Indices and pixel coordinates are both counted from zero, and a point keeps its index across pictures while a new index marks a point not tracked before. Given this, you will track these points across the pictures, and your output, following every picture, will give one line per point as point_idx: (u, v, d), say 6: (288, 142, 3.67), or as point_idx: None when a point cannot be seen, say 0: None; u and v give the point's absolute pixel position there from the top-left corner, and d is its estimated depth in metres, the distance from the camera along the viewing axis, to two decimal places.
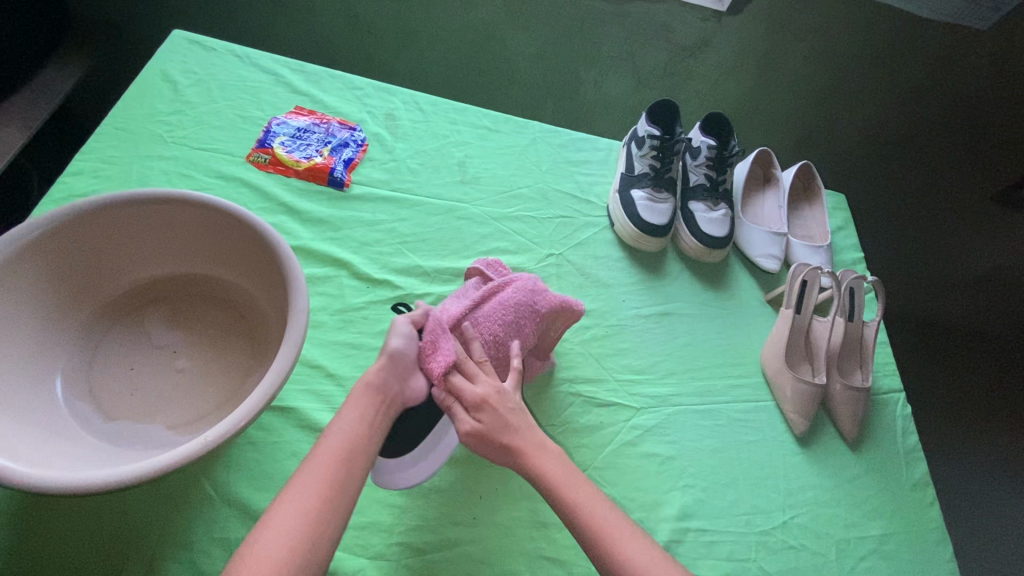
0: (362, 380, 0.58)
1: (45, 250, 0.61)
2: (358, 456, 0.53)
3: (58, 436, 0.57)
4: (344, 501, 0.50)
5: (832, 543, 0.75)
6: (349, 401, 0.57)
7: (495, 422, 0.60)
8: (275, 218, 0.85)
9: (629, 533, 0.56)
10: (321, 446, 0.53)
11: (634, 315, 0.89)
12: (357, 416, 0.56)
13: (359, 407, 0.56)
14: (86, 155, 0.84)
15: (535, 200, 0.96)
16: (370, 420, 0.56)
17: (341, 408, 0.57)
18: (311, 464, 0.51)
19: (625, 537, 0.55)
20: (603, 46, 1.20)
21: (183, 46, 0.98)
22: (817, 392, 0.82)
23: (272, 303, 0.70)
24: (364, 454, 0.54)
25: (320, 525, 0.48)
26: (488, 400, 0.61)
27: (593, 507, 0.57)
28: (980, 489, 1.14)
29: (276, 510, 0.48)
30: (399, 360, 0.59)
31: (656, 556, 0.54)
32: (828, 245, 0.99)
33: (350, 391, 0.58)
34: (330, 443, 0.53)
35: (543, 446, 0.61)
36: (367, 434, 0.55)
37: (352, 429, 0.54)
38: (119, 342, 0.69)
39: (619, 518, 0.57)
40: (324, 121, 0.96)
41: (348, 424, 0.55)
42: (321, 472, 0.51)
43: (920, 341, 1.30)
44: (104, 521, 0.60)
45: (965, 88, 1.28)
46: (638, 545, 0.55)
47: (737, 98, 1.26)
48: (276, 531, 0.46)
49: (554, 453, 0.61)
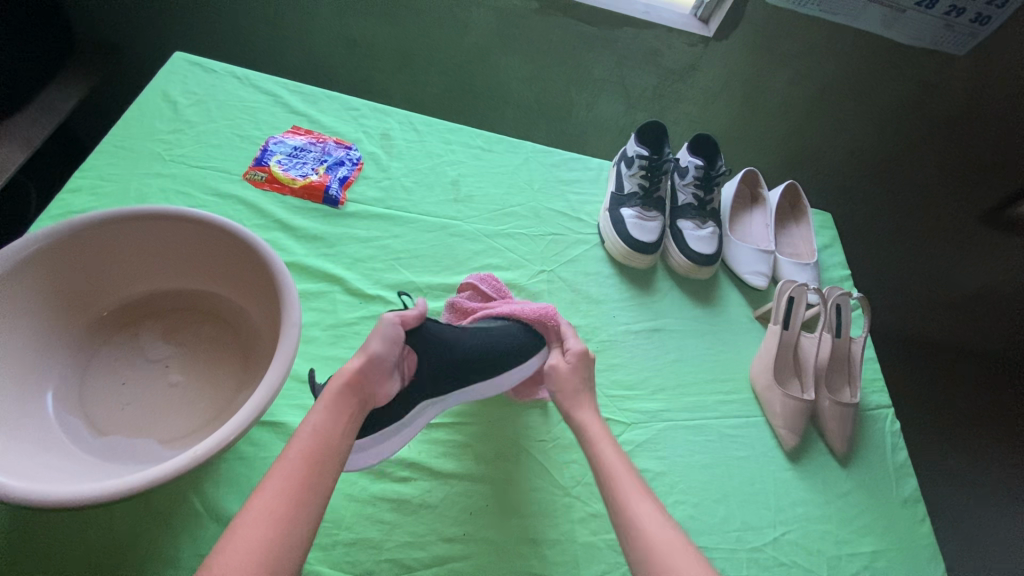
0: (335, 379, 0.60)
1: (41, 264, 0.62)
2: (329, 459, 0.54)
3: (49, 450, 0.57)
4: (314, 506, 0.51)
5: (823, 561, 0.74)
6: (324, 399, 0.59)
7: (581, 372, 0.71)
8: (270, 235, 0.86)
9: (637, 490, 0.59)
10: (295, 442, 0.55)
11: (624, 331, 0.90)
12: (327, 418, 0.57)
13: (330, 407, 0.58)
14: (84, 172, 0.85)
15: (527, 218, 0.98)
16: (340, 422, 0.57)
17: (312, 410, 0.58)
18: (283, 467, 0.52)
19: (634, 493, 0.58)
20: (593, 71, 1.21)
21: (184, 68, 1.01)
22: (806, 409, 0.83)
23: (266, 319, 0.71)
24: (334, 459, 0.55)
25: (291, 524, 0.48)
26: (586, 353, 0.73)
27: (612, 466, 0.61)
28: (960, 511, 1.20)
29: (248, 513, 0.48)
30: (378, 363, 0.62)
31: (659, 516, 0.56)
32: (815, 262, 1.00)
33: (324, 390, 0.60)
34: (301, 446, 0.54)
35: (590, 403, 0.70)
36: (338, 437, 0.56)
37: (323, 432, 0.56)
38: (112, 357, 0.69)
39: (632, 475, 0.61)
40: (320, 140, 0.98)
41: (320, 426, 0.56)
42: (295, 475, 0.51)
43: (905, 356, 1.42)
44: (90, 537, 0.60)
45: (944, 109, 1.24)
46: (643, 499, 0.58)
47: (726, 119, 1.28)
48: (248, 532, 0.47)
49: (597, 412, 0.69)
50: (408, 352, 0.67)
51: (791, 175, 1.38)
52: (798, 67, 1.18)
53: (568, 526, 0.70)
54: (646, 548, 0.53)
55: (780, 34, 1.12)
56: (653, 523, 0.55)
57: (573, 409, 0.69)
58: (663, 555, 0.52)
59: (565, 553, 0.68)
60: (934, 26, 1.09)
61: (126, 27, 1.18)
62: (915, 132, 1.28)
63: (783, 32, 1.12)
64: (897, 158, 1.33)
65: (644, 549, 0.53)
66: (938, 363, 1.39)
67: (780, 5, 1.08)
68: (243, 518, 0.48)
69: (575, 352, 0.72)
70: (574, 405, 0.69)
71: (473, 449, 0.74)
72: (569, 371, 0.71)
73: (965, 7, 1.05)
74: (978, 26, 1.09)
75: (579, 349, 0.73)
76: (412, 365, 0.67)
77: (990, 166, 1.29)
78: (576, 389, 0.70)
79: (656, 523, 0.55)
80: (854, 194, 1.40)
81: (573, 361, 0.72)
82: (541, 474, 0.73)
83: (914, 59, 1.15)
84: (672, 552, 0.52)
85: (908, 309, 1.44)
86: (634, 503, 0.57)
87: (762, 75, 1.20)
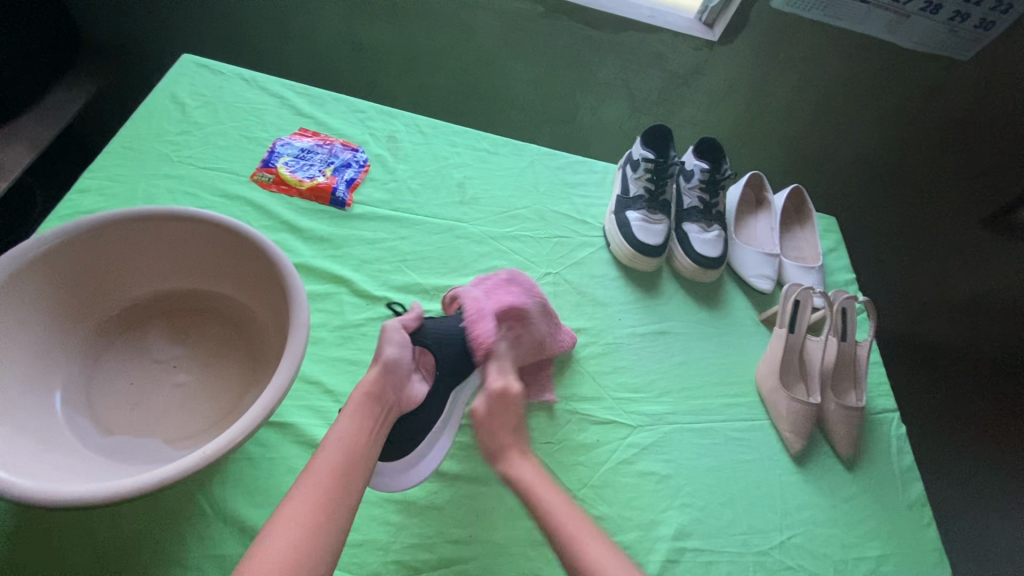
0: (360, 389, 0.61)
1: (50, 264, 0.62)
2: (355, 469, 0.55)
3: (56, 449, 0.57)
4: (341, 515, 0.51)
5: (830, 564, 0.74)
6: (349, 409, 0.60)
7: (500, 415, 0.65)
8: (277, 236, 0.87)
9: (591, 533, 0.56)
10: (322, 450, 0.56)
11: (630, 333, 0.90)
12: (354, 428, 0.58)
13: (355, 415, 0.59)
14: (93, 173, 0.85)
15: (532, 221, 0.98)
16: (365, 431, 0.58)
17: (338, 421, 0.59)
18: (311, 476, 0.53)
19: (586, 539, 0.55)
20: (598, 74, 1.21)
21: (192, 70, 1.01)
22: (812, 412, 0.83)
23: (273, 319, 0.71)
24: (360, 465, 0.56)
25: (320, 532, 0.49)
26: (506, 391, 0.66)
27: (556, 511, 0.57)
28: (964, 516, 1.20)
29: (278, 520, 0.49)
30: (393, 368, 0.63)
31: (618, 563, 0.53)
32: (821, 266, 1.00)
33: (347, 401, 0.61)
34: (328, 457, 0.55)
35: (517, 444, 0.64)
36: (364, 446, 0.57)
37: (348, 441, 0.56)
38: (119, 356, 0.69)
39: (584, 523, 0.57)
40: (327, 142, 0.98)
41: (345, 436, 0.57)
42: (321, 485, 0.52)
43: (914, 357, 1.43)
44: (97, 537, 0.60)
45: (947, 116, 1.24)
46: (601, 550, 0.54)
47: (730, 123, 1.28)
48: (278, 541, 0.47)
49: (527, 456, 0.64)
50: (422, 352, 0.71)
51: (795, 178, 1.38)
52: (802, 71, 1.18)
53: None
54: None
55: (784, 39, 1.13)
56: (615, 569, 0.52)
57: (497, 459, 0.63)
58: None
59: None
60: (938, 32, 1.10)
61: (135, 30, 1.19)
62: (919, 137, 1.28)
63: (787, 37, 1.13)
64: (901, 162, 1.33)
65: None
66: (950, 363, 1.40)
67: (785, 10, 1.08)
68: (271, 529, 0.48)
69: (492, 391, 0.66)
70: (496, 454, 0.63)
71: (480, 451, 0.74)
72: (487, 413, 0.65)
73: (968, 14, 1.06)
74: (982, 31, 1.10)
75: (495, 387, 0.66)
76: (429, 364, 0.71)
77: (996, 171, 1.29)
78: (501, 433, 0.64)
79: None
80: (858, 198, 1.41)
81: (488, 399, 0.65)
82: None
83: (916, 65, 1.16)
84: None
85: (916, 313, 1.46)
86: (594, 558, 0.53)
87: (767, 79, 1.20)
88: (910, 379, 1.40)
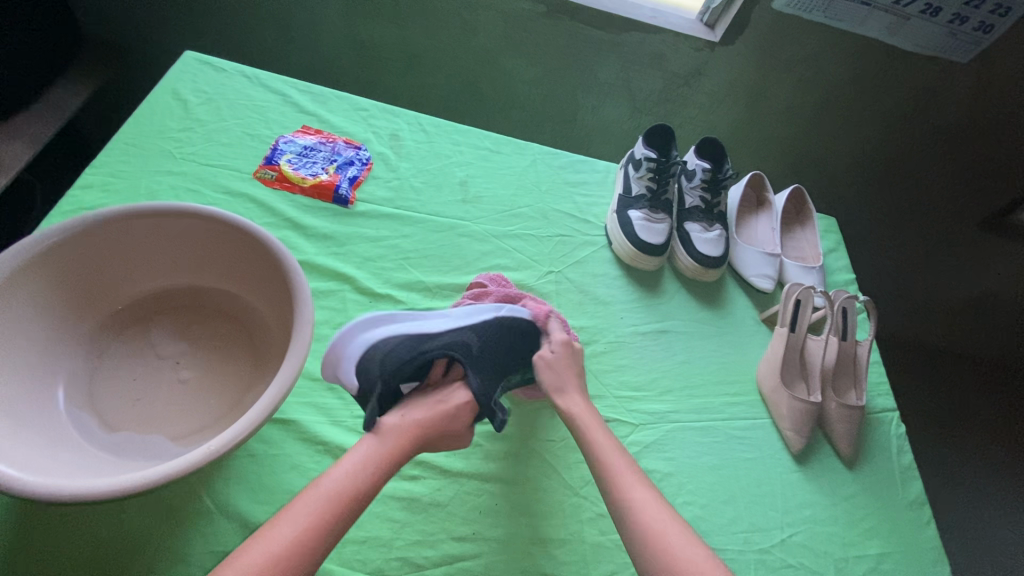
0: (396, 432, 0.61)
1: (54, 259, 0.62)
2: (346, 512, 0.55)
3: (60, 444, 0.57)
4: (311, 560, 0.51)
5: (830, 562, 0.75)
6: (372, 444, 0.60)
7: (569, 360, 0.73)
8: (280, 234, 0.87)
9: (632, 474, 0.63)
10: (332, 476, 0.56)
11: (632, 331, 0.90)
12: (366, 466, 0.58)
13: (374, 458, 0.59)
14: (96, 169, 0.85)
15: (534, 219, 0.98)
16: (377, 475, 0.58)
17: (362, 451, 0.59)
18: (310, 502, 0.54)
19: (634, 487, 0.61)
20: (600, 74, 1.22)
21: (194, 66, 1.01)
22: (813, 410, 0.83)
23: (276, 317, 0.71)
24: (355, 504, 0.56)
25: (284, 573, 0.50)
26: (567, 344, 0.74)
27: (608, 457, 0.64)
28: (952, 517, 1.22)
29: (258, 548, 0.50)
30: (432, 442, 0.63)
31: (655, 498, 0.61)
32: (821, 266, 1.01)
33: (376, 439, 0.60)
34: (331, 488, 0.55)
35: (576, 388, 0.71)
36: (368, 489, 0.57)
37: (354, 479, 0.57)
38: (122, 352, 0.69)
39: (625, 463, 0.64)
40: (330, 140, 0.98)
41: (355, 475, 0.57)
42: (307, 521, 0.53)
43: (912, 359, 1.46)
44: (100, 534, 0.59)
45: (948, 118, 1.24)
46: (642, 488, 0.62)
47: (731, 124, 1.29)
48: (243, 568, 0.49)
49: (586, 402, 0.71)
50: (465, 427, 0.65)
51: (794, 179, 1.39)
52: (801, 73, 1.19)
53: (576, 526, 0.70)
54: (647, 540, 0.57)
55: (785, 40, 1.13)
56: (658, 518, 0.59)
57: (560, 396, 0.70)
58: (667, 548, 0.57)
59: (575, 553, 0.68)
60: (937, 35, 1.10)
61: (134, 26, 1.19)
62: (918, 138, 1.29)
63: (786, 40, 1.14)
64: (900, 163, 1.34)
65: (651, 545, 0.57)
66: (949, 366, 1.43)
67: (786, 11, 1.08)
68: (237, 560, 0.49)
69: (560, 341, 0.74)
70: (560, 392, 0.70)
71: (482, 448, 0.74)
72: (554, 359, 0.72)
73: (967, 16, 1.06)
74: (982, 33, 1.10)
75: (562, 341, 0.74)
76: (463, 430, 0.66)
77: (997, 172, 1.29)
78: (562, 377, 0.71)
79: (658, 515, 0.59)
80: (857, 199, 1.41)
81: (556, 350, 0.73)
82: (549, 474, 0.73)
83: (915, 68, 1.16)
84: (677, 548, 0.56)
85: (917, 316, 1.48)
86: (634, 493, 0.61)
87: (766, 80, 1.21)
88: (910, 383, 1.42)
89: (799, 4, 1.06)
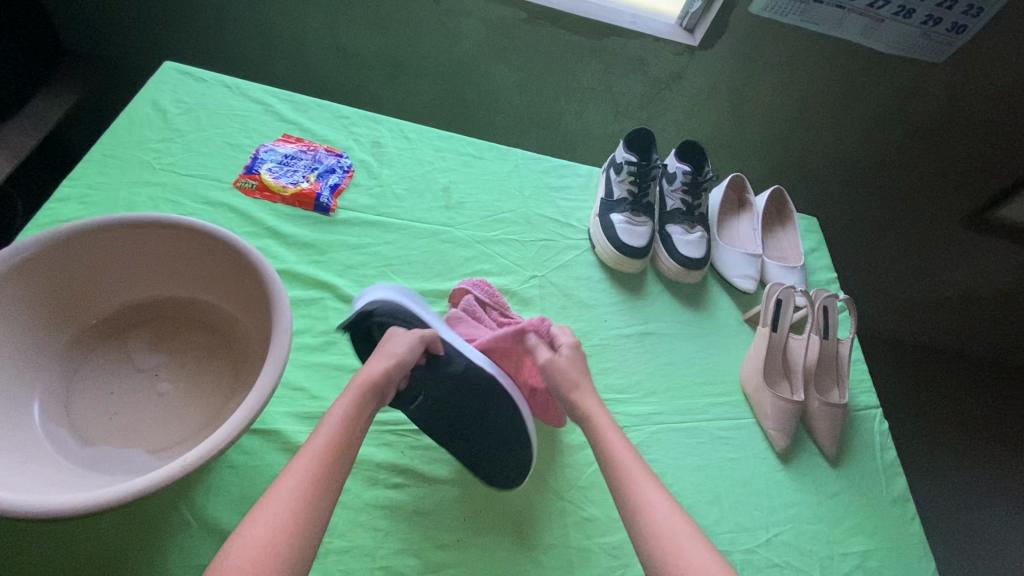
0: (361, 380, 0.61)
1: (28, 272, 0.61)
2: (339, 465, 0.54)
3: (35, 460, 0.57)
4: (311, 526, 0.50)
5: (816, 561, 0.75)
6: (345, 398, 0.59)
7: (577, 362, 0.71)
8: (261, 243, 0.86)
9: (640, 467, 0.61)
10: (317, 436, 0.56)
11: (616, 334, 0.90)
12: (346, 418, 0.58)
13: (353, 405, 0.59)
14: (73, 181, 0.84)
15: (518, 224, 0.99)
16: (359, 425, 0.58)
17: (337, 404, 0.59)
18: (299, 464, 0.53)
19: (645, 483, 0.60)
20: (581, 79, 1.22)
21: (174, 77, 1.01)
22: (797, 409, 0.83)
23: (256, 325, 0.70)
24: (344, 457, 0.55)
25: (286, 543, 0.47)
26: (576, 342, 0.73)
27: (617, 449, 0.63)
28: (936, 513, 1.23)
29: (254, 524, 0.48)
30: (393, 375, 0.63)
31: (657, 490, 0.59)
32: (802, 266, 1.02)
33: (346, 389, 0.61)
34: (315, 448, 0.54)
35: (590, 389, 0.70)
36: (352, 438, 0.57)
37: (333, 442, 0.55)
38: (99, 366, 0.68)
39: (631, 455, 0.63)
40: (311, 148, 0.98)
41: (335, 433, 0.56)
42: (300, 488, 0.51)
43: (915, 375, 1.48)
44: (75, 550, 0.59)
45: (927, 116, 1.25)
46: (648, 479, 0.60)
47: (714, 126, 1.30)
48: (249, 543, 0.47)
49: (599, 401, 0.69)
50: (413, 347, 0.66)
51: (778, 180, 1.41)
52: (779, 76, 1.20)
53: (562, 530, 0.70)
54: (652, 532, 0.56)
55: (764, 43, 1.14)
56: (664, 516, 0.56)
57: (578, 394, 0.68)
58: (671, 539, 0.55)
59: (558, 559, 0.68)
60: (912, 36, 1.12)
61: (116, 37, 1.19)
62: (897, 137, 1.30)
63: (766, 44, 1.15)
64: (880, 163, 1.35)
65: (653, 539, 0.55)
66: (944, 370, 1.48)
67: (763, 15, 1.10)
68: (233, 547, 0.46)
69: (568, 346, 0.72)
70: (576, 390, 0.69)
71: None
72: (568, 364, 0.70)
73: (941, 18, 1.08)
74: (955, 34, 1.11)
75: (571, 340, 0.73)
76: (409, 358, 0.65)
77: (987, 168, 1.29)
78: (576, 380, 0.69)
79: (661, 507, 0.57)
80: (840, 200, 1.43)
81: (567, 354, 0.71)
82: (534, 478, 0.73)
83: (891, 69, 1.18)
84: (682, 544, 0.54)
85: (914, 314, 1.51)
86: (641, 484, 0.59)
87: (747, 83, 1.22)
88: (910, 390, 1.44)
89: (775, 8, 1.08)
